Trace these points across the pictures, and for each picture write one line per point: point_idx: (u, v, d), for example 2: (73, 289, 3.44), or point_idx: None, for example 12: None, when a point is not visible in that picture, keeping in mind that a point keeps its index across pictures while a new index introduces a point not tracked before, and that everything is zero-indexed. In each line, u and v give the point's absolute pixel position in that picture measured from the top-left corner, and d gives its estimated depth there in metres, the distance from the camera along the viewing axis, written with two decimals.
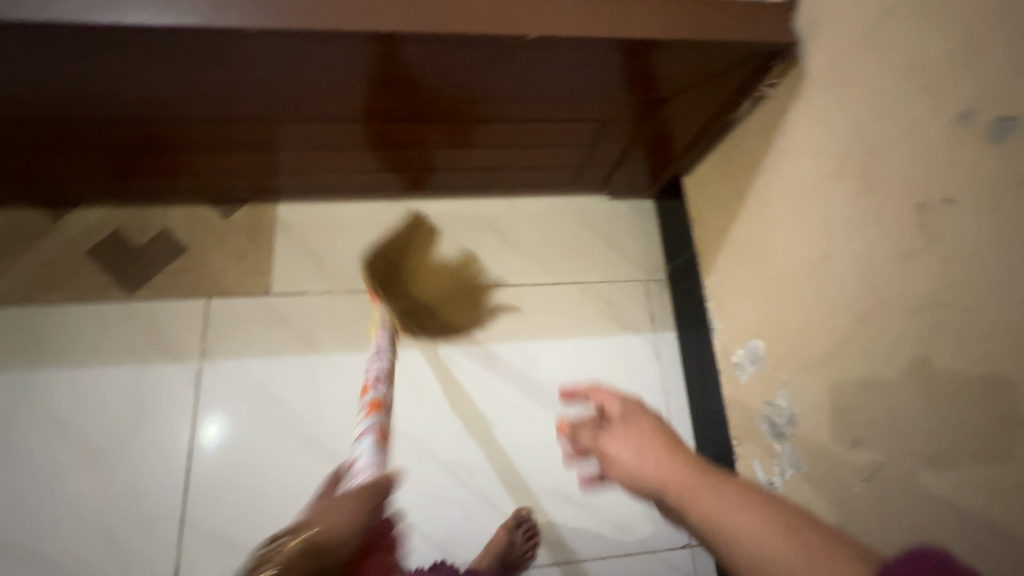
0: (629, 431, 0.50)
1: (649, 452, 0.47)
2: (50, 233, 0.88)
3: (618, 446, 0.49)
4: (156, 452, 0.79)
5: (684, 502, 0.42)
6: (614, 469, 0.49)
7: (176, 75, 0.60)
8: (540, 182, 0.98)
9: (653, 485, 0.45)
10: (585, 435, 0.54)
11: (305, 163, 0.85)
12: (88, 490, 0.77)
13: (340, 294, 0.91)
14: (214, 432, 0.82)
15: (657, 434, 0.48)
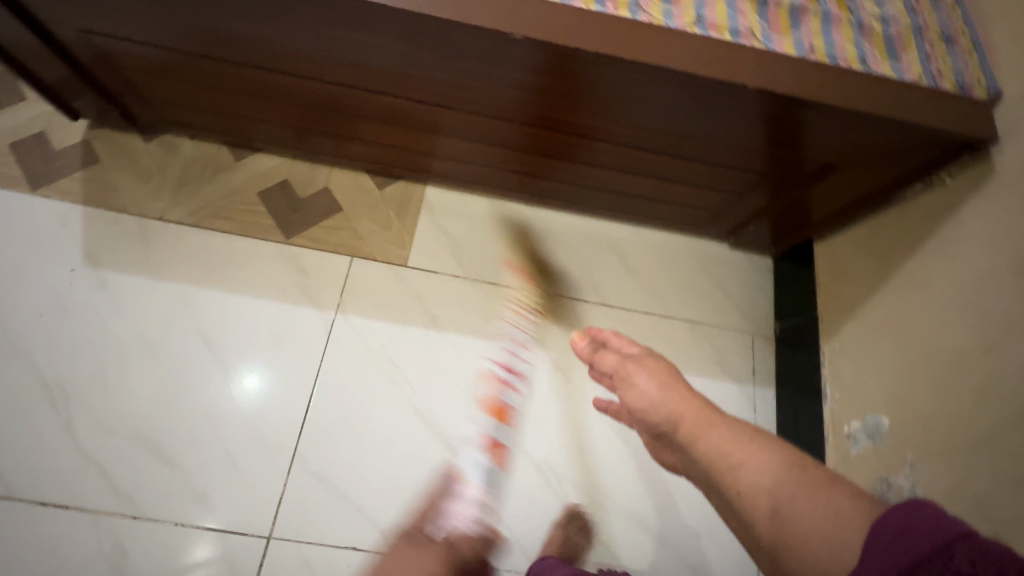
0: (652, 367, 0.64)
1: (668, 385, 0.61)
2: (230, 170, 0.98)
3: (641, 375, 0.63)
4: (209, 390, 0.84)
5: (697, 435, 0.54)
6: (633, 389, 0.64)
7: (410, 54, 0.67)
8: (670, 218, 1.02)
9: (668, 412, 0.58)
10: (610, 358, 0.69)
11: (466, 154, 0.92)
12: (198, 406, 0.83)
13: (468, 280, 0.97)
14: (252, 384, 0.85)
15: (674, 374, 0.62)
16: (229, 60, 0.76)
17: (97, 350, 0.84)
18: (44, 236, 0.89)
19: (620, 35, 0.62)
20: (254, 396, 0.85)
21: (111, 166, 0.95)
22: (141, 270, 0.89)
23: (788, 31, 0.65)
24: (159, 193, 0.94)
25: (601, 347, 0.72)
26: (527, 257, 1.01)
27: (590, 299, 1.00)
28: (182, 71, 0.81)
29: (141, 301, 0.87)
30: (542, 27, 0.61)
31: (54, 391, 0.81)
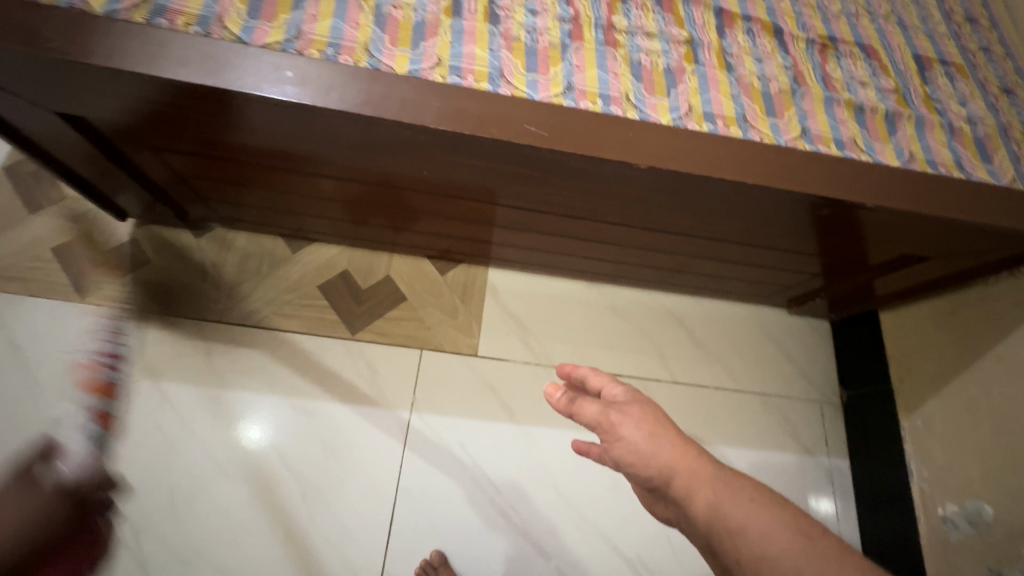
0: (638, 413, 0.49)
1: (662, 435, 0.48)
2: (287, 263, 0.94)
3: (629, 424, 0.48)
4: (227, 461, 0.81)
5: (692, 492, 0.46)
6: (619, 446, 0.48)
7: (511, 171, 0.63)
8: (733, 291, 1.02)
9: (661, 470, 0.47)
10: (590, 409, 0.51)
11: (533, 244, 0.90)
12: (270, 522, 0.79)
13: (539, 365, 0.95)
14: (255, 435, 0.83)
15: (666, 419, 0.49)
16: (298, 171, 0.71)
17: (164, 474, 0.79)
18: (100, 349, 0.83)
19: (737, 155, 0.60)
20: (260, 445, 0.82)
21: (164, 267, 0.90)
22: (206, 380, 0.84)
23: (887, 138, 0.66)
24: (218, 293, 0.90)
25: (578, 398, 0.52)
26: (593, 336, 0.99)
27: (661, 377, 0.98)
28: (246, 178, 0.76)
29: (207, 413, 0.83)
30: (660, 147, 0.59)
31: (122, 523, 0.76)
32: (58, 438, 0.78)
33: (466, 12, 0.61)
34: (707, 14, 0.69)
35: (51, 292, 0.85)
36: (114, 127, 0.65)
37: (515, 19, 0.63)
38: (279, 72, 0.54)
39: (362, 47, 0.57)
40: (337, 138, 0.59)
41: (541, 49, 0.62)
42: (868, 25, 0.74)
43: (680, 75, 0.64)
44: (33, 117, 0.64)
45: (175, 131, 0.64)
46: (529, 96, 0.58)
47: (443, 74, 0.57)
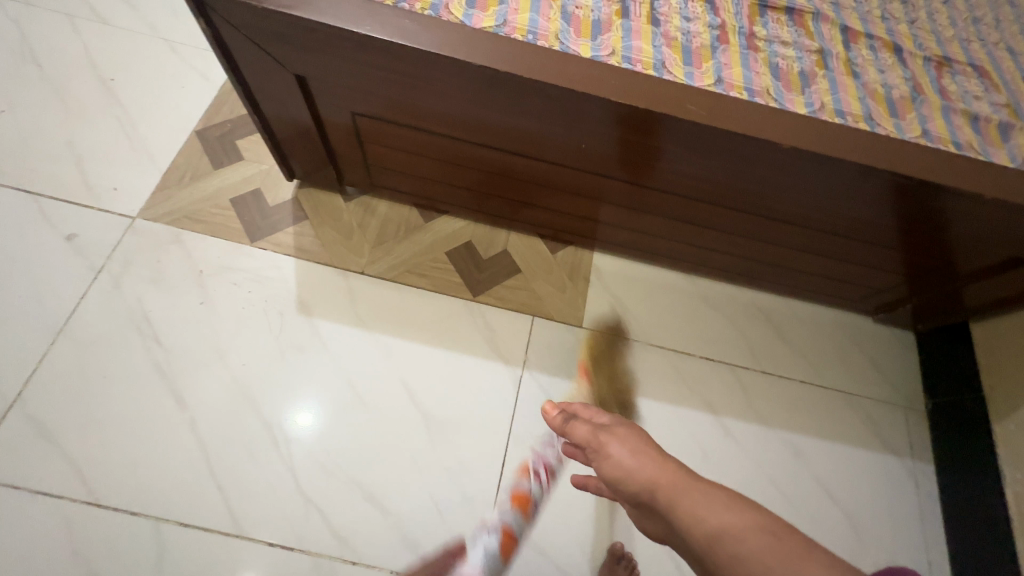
0: (623, 433, 0.66)
1: (644, 454, 0.62)
2: (419, 230, 1.06)
3: (614, 444, 0.64)
4: (355, 408, 0.90)
5: (674, 501, 0.56)
6: (608, 460, 0.64)
7: (659, 147, 0.73)
8: (824, 293, 1.08)
9: (645, 481, 0.59)
10: (581, 429, 0.70)
11: (643, 226, 0.99)
12: (397, 449, 0.88)
13: (636, 343, 1.03)
14: (305, 422, 0.88)
15: (645, 439, 0.65)
16: (465, 140, 0.84)
17: (297, 395, 0.89)
18: (261, 287, 0.96)
19: (866, 144, 0.69)
20: (309, 433, 0.87)
21: (317, 223, 1.03)
22: (347, 320, 0.96)
23: (1000, 144, 0.74)
24: (361, 249, 1.02)
25: (571, 419, 0.73)
26: (686, 322, 1.07)
27: (751, 366, 1.04)
28: (415, 146, 0.89)
29: (348, 348, 0.94)
30: (797, 133, 0.68)
31: (277, 433, 0.86)
32: (228, 356, 0.90)
33: (633, 15, 0.73)
34: (833, 30, 0.79)
35: (227, 233, 1.00)
36: (329, 94, 0.79)
37: (672, 23, 0.74)
38: (492, 48, 0.66)
39: (554, 35, 0.69)
40: (523, 107, 0.72)
41: (694, 47, 0.73)
42: (979, 49, 0.82)
43: (813, 77, 0.74)
44: (269, 76, 0.77)
45: (382, 96, 0.77)
46: (687, 83, 0.69)
47: (618, 61, 0.69)
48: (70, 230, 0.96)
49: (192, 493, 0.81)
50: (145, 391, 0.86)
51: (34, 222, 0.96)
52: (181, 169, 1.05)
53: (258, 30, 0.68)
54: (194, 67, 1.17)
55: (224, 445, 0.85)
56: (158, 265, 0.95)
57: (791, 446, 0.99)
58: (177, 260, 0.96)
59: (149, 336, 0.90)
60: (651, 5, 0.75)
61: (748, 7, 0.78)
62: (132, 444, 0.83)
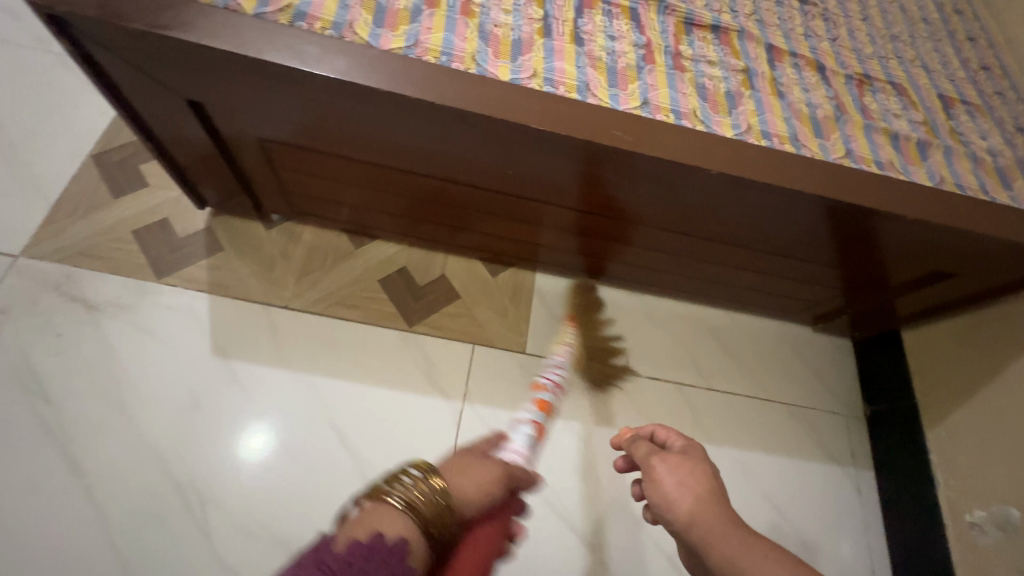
0: (680, 462, 0.56)
1: (689, 489, 0.53)
2: (349, 258, 0.99)
3: (663, 467, 0.55)
4: (281, 458, 0.83)
5: (710, 544, 0.50)
6: (652, 485, 0.55)
7: (586, 172, 0.70)
8: (764, 305, 1.08)
9: (683, 514, 0.52)
10: (640, 448, 0.60)
11: (585, 246, 0.96)
12: (330, 499, 0.82)
13: (582, 366, 1.00)
14: (258, 444, 0.83)
15: (708, 474, 0.54)
16: (386, 166, 0.78)
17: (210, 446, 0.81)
18: (170, 329, 0.87)
19: (792, 168, 0.68)
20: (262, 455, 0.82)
21: (233, 255, 0.95)
22: (270, 360, 0.88)
23: (920, 162, 0.74)
24: (284, 282, 0.95)
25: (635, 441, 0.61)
26: (632, 343, 1.04)
27: (698, 384, 1.03)
28: (334, 172, 0.83)
29: (271, 393, 0.86)
30: (724, 159, 0.66)
31: (190, 493, 0.78)
32: (132, 409, 0.81)
33: (555, 34, 0.70)
34: (759, 49, 0.78)
35: (130, 270, 0.90)
36: (230, 118, 0.72)
37: (596, 42, 0.71)
38: (402, 73, 0.61)
39: (470, 56, 0.64)
40: (442, 133, 0.67)
41: (620, 68, 0.70)
42: (897, 67, 0.84)
43: (739, 98, 0.72)
44: (159, 101, 0.69)
45: (288, 121, 0.70)
46: (613, 108, 0.66)
47: (540, 84, 0.65)
48: None
49: (90, 569, 0.72)
50: (32, 456, 0.76)
51: None
52: (75, 199, 0.94)
53: (135, 52, 0.60)
54: (88, 82, 1.05)
55: (127, 511, 0.76)
56: (48, 311, 0.85)
57: (738, 463, 0.98)
58: (71, 304, 0.86)
59: (36, 393, 0.80)
60: (575, 23, 0.72)
61: (675, 25, 0.77)
62: (15, 520, 0.73)
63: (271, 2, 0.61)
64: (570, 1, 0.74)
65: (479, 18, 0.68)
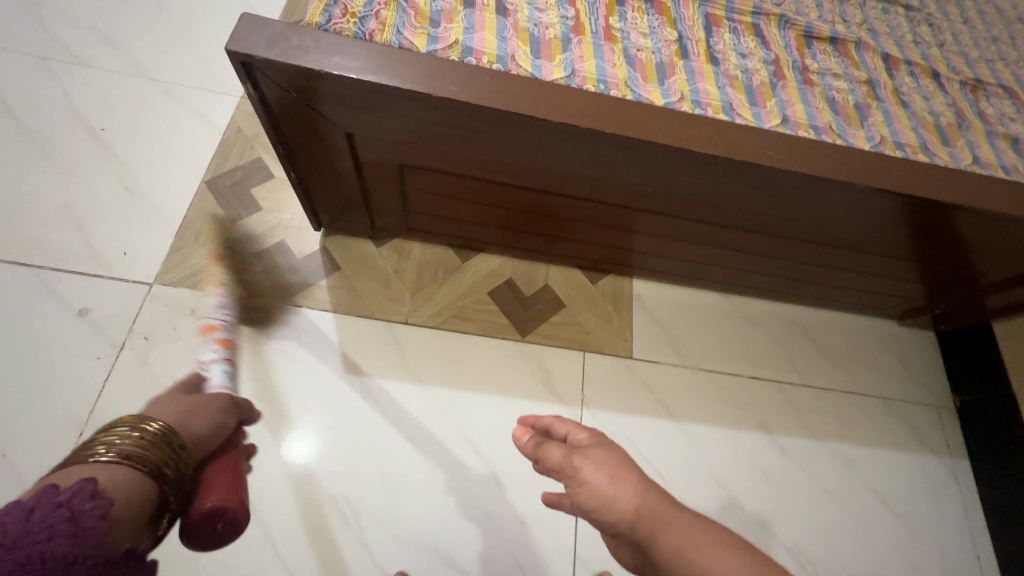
0: (601, 456, 0.52)
1: (623, 480, 0.50)
2: (459, 272, 1.02)
3: (589, 467, 0.51)
4: (422, 469, 0.87)
5: (657, 535, 0.46)
6: (583, 489, 0.50)
7: (725, 189, 0.73)
8: (856, 302, 1.11)
9: (624, 510, 0.48)
10: (554, 452, 0.55)
11: (685, 254, 0.98)
12: (468, 506, 0.86)
13: (685, 368, 1.03)
14: (303, 449, 0.85)
15: (630, 463, 0.52)
16: (505, 183, 0.80)
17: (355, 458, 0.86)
18: (301, 348, 0.91)
19: (930, 177, 0.70)
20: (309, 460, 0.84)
21: (351, 273, 0.98)
22: (399, 376, 0.92)
23: None
24: (401, 298, 0.98)
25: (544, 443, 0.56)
26: (729, 343, 1.07)
27: (794, 381, 1.07)
28: (461, 193, 0.85)
29: (401, 406, 0.90)
30: (869, 172, 0.68)
31: (341, 506, 0.82)
32: (279, 427, 0.86)
33: (693, 54, 0.72)
34: (875, 58, 0.81)
35: (256, 293, 0.93)
36: (378, 148, 0.74)
37: (731, 61, 0.73)
38: (571, 99, 0.62)
39: (624, 82, 0.67)
40: (592, 157, 0.69)
41: (756, 85, 0.72)
42: (1003, 69, 0.86)
43: (867, 109, 0.75)
44: (316, 135, 0.72)
45: (438, 150, 0.73)
46: (759, 126, 0.69)
47: (690, 106, 0.68)
48: (81, 304, 0.88)
49: None
50: None
51: (39, 300, 0.87)
52: (194, 226, 0.97)
53: (309, 91, 0.62)
54: (189, 109, 1.08)
55: (288, 525, 0.80)
56: (186, 335, 0.88)
57: (841, 457, 1.02)
58: (206, 327, 0.89)
59: None
60: (707, 42, 0.74)
61: (796, 39, 0.79)
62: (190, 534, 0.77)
63: (440, 39, 0.64)
64: (699, 20, 0.76)
65: (623, 42, 0.70)
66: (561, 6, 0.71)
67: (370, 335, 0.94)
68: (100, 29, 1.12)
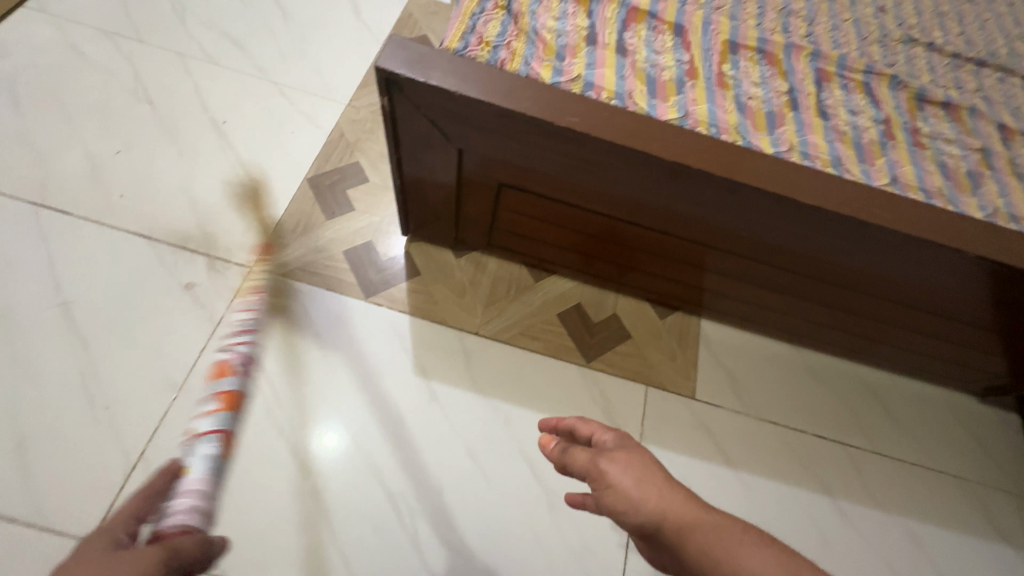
0: (626, 458, 0.49)
1: (648, 480, 0.47)
2: (531, 291, 1.05)
3: (613, 469, 0.48)
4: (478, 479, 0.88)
5: (684, 537, 0.43)
6: (608, 493, 0.47)
7: (823, 243, 0.73)
8: (935, 372, 1.06)
9: (650, 514, 0.45)
10: (579, 457, 0.52)
11: (761, 300, 0.96)
12: (520, 523, 0.86)
13: (748, 416, 1.01)
14: (329, 442, 0.87)
15: (653, 463, 0.49)
16: (595, 212, 0.82)
17: (418, 459, 0.88)
18: (377, 345, 0.95)
19: None
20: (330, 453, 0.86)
21: (429, 280, 1.02)
22: (465, 386, 0.94)
23: None
24: (474, 309, 1.01)
25: (568, 450, 0.54)
26: (795, 397, 1.04)
27: (863, 446, 1.02)
28: (549, 216, 0.88)
29: (465, 413, 0.92)
30: (981, 243, 0.67)
31: (399, 503, 0.85)
32: (348, 417, 0.89)
33: (803, 107, 0.73)
34: (990, 127, 0.79)
35: (342, 287, 0.99)
36: (482, 167, 0.78)
37: (840, 116, 0.74)
38: (685, 140, 0.65)
39: (734, 129, 0.69)
40: (692, 196, 0.70)
41: (865, 143, 0.72)
42: None
43: (980, 177, 0.73)
44: (429, 147, 0.77)
45: (538, 176, 0.76)
46: (867, 183, 0.69)
47: (798, 158, 0.69)
48: (188, 279, 0.95)
49: (321, 561, 0.80)
50: (269, 454, 0.85)
51: (152, 270, 0.95)
52: (293, 218, 1.04)
53: (437, 109, 0.67)
54: (299, 111, 1.16)
55: (348, 515, 0.83)
56: (275, 318, 0.94)
57: (907, 533, 0.97)
58: (295, 315, 0.95)
59: (270, 394, 0.89)
60: (818, 97, 0.75)
61: (908, 101, 0.79)
62: (261, 507, 0.82)
63: (564, 73, 0.68)
64: (810, 74, 0.77)
65: (735, 89, 0.72)
66: (677, 51, 0.74)
67: (442, 342, 0.97)
68: (231, 32, 1.23)
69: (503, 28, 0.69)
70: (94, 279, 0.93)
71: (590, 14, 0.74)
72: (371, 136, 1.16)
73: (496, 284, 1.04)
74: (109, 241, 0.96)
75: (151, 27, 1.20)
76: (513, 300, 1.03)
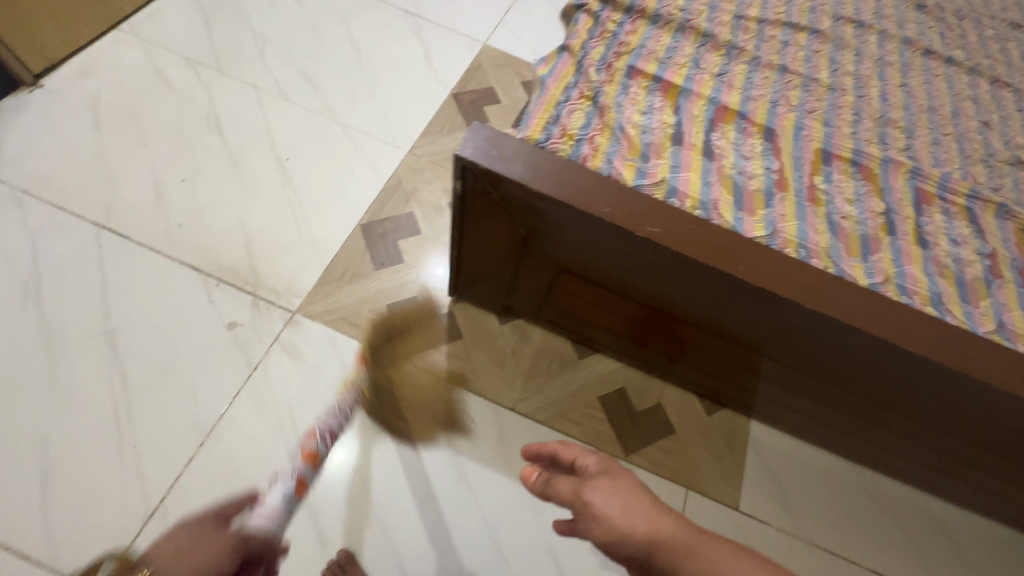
0: (612, 484, 0.42)
1: (636, 505, 0.41)
2: (575, 369, 1.00)
3: (597, 498, 0.42)
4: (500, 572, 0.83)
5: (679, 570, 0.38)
6: (596, 528, 0.41)
7: (914, 383, 0.66)
8: (1012, 516, 0.95)
9: (639, 544, 0.39)
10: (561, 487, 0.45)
11: (822, 417, 0.89)
12: None
13: (795, 537, 0.93)
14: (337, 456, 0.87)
15: (640, 485, 0.43)
16: (657, 308, 0.77)
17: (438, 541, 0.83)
18: (410, 410, 0.91)
19: None
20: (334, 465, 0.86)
21: (470, 345, 0.99)
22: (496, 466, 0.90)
23: None
24: (513, 381, 0.97)
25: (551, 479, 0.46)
26: (850, 521, 0.95)
27: None
28: (606, 303, 0.83)
29: (493, 496, 0.88)
30: None
31: None
32: (372, 486, 0.85)
33: (900, 232, 0.68)
34: None
35: (382, 344, 0.96)
36: (545, 252, 0.75)
37: (942, 246, 0.68)
38: (775, 263, 0.60)
39: (825, 252, 0.64)
40: (771, 317, 0.65)
41: (969, 280, 0.66)
42: None
43: None
44: (493, 227, 0.74)
45: (603, 270, 0.72)
46: (973, 328, 0.62)
47: (895, 292, 0.63)
48: (232, 318, 0.94)
49: None
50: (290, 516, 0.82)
51: (199, 305, 0.94)
52: (342, 266, 1.03)
53: (510, 198, 0.64)
54: (361, 154, 1.17)
55: None
56: (311, 369, 0.92)
57: None
58: (331, 369, 0.93)
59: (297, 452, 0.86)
60: (917, 221, 0.70)
61: (1016, 233, 0.72)
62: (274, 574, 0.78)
63: (648, 174, 0.64)
64: (908, 194, 0.72)
65: (828, 206, 0.67)
66: (766, 157, 0.70)
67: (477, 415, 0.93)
68: (306, 69, 1.26)
69: (586, 121, 0.68)
70: (142, 309, 0.93)
71: (677, 110, 0.71)
72: (428, 187, 1.15)
73: (536, 355, 1.00)
74: (162, 271, 0.96)
75: (232, 59, 1.24)
76: (553, 375, 0.99)
